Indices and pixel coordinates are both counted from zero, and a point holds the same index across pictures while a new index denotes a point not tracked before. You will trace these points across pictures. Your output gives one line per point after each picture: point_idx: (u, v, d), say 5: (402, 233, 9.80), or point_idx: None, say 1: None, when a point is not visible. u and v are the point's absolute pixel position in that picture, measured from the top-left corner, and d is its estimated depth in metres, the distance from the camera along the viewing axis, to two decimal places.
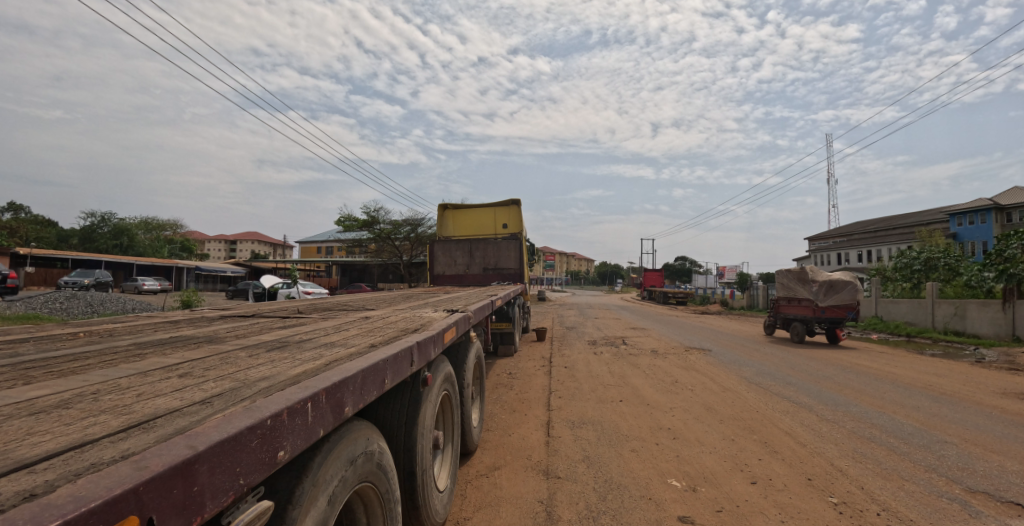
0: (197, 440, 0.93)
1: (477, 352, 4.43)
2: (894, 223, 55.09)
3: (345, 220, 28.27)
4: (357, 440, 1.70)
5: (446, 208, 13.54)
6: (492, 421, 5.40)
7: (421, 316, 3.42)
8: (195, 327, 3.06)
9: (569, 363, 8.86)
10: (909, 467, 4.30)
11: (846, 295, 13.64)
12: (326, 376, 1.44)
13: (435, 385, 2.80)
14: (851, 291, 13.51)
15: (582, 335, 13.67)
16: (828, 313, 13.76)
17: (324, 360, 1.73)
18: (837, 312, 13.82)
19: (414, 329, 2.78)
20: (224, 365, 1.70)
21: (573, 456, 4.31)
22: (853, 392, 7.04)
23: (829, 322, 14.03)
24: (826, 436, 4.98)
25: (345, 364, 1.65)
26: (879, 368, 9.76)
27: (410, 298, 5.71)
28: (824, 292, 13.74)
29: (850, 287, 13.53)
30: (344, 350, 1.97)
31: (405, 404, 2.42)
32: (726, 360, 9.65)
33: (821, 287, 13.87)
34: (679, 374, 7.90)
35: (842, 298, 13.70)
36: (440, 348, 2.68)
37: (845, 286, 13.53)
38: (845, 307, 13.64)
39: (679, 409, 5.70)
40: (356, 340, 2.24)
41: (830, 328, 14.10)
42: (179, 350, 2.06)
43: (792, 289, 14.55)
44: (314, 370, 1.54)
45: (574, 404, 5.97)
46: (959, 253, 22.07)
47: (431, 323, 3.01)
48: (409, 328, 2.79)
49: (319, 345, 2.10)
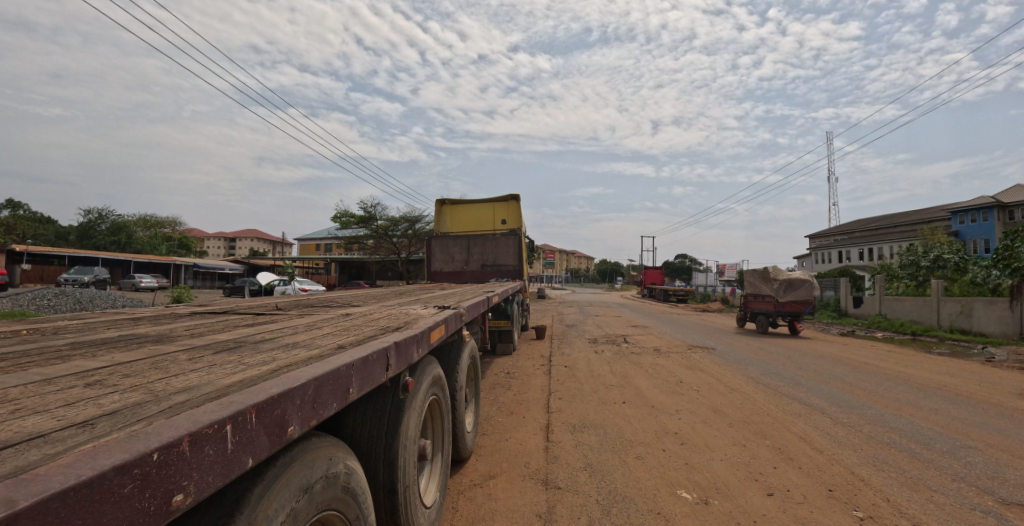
0: (24, 491, 0.63)
1: (471, 350, 4.13)
2: (895, 221, 54.68)
3: (343, 216, 28.00)
4: (315, 461, 1.40)
5: (443, 203, 13.24)
6: (488, 425, 5.11)
7: (408, 313, 3.11)
8: (155, 324, 2.75)
9: (570, 362, 8.54)
10: (936, 476, 4.02)
11: (804, 291, 14.42)
12: (262, 386, 1.13)
13: (419, 389, 2.49)
14: (808, 288, 14.30)
15: (583, 333, 13.37)
16: (787, 308, 14.55)
17: (274, 365, 1.42)
18: (796, 307, 14.62)
19: (398, 327, 2.47)
20: (151, 371, 1.38)
21: (574, 463, 4.02)
22: (865, 394, 6.76)
23: (789, 317, 14.81)
24: (843, 441, 4.70)
25: (294, 370, 1.34)
26: (891, 367, 9.42)
27: (402, 294, 5.40)
28: (783, 288, 14.50)
29: (807, 285, 14.31)
30: (305, 352, 1.65)
31: (382, 413, 2.12)
32: (731, 359, 9.32)
33: (780, 284, 14.64)
34: (684, 374, 7.58)
35: (801, 295, 14.45)
36: (425, 349, 2.37)
37: (803, 284, 14.28)
38: (803, 302, 14.45)
39: (687, 412, 5.40)
40: (323, 340, 1.92)
41: (790, 321, 14.91)
42: (113, 351, 1.75)
43: (756, 286, 15.35)
44: (252, 379, 1.23)
45: (576, 406, 5.66)
46: (966, 251, 21.67)
47: (417, 321, 2.70)
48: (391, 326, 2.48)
49: (276, 346, 1.78)
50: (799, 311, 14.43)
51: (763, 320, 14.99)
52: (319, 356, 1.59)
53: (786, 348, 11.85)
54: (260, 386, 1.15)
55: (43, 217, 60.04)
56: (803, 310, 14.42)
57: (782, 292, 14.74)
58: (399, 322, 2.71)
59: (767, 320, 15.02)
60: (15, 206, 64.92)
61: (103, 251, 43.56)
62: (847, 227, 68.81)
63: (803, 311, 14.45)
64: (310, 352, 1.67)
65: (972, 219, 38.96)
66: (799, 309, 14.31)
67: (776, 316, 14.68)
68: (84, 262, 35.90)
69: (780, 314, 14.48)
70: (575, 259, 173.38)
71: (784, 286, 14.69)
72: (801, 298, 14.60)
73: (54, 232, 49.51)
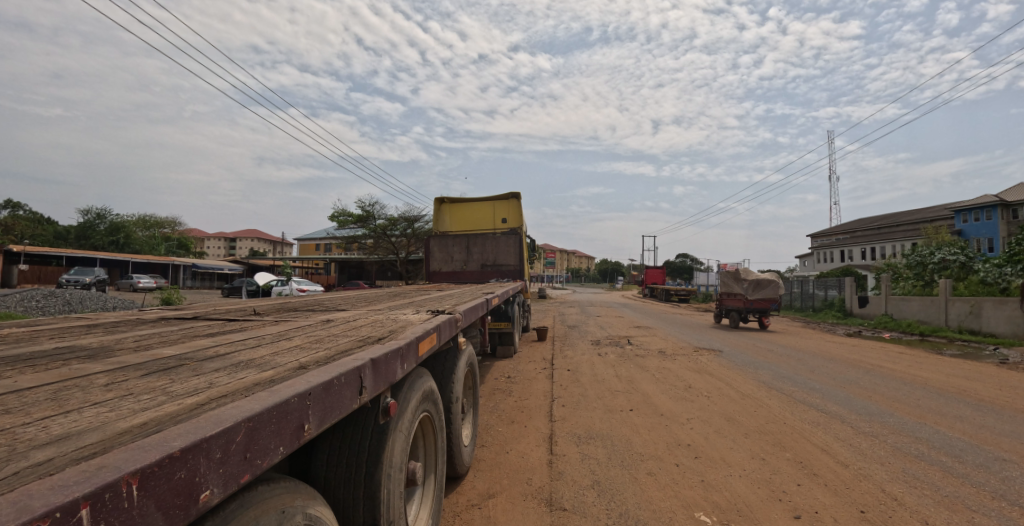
0: None
1: (469, 358, 3.82)
2: (899, 220, 54.22)
3: (341, 216, 27.66)
4: (264, 518, 1.10)
5: (443, 202, 12.94)
6: (488, 435, 4.80)
7: (396, 319, 2.78)
8: (112, 332, 2.46)
9: (573, 366, 8.22)
10: (974, 494, 3.69)
11: (770, 290, 15.79)
12: (158, 441, 0.82)
13: (407, 409, 2.17)
14: (774, 287, 15.57)
15: (585, 335, 13.05)
16: (754, 305, 15.96)
17: (199, 399, 1.11)
18: (764, 303, 15.94)
19: (381, 336, 2.13)
20: (45, 405, 1.08)
21: (580, 480, 3.69)
22: (884, 399, 6.43)
23: (757, 313, 16.09)
24: (868, 453, 4.38)
25: (220, 407, 1.03)
26: (905, 370, 9.09)
27: (396, 295, 5.09)
28: (751, 287, 15.87)
29: (773, 284, 15.58)
30: (251, 375, 1.34)
31: (360, 439, 1.83)
32: (740, 362, 8.98)
33: (748, 283, 15.99)
34: (692, 378, 7.24)
35: (767, 293, 15.74)
36: (412, 363, 2.05)
37: (770, 284, 15.62)
38: (770, 300, 15.74)
39: (699, 421, 5.06)
40: (283, 357, 1.61)
41: (758, 317, 16.32)
42: (26, 372, 1.44)
43: (728, 285, 16.60)
44: (153, 425, 0.93)
45: (581, 414, 5.34)
46: (972, 250, 21.34)
47: (405, 329, 2.37)
48: (373, 336, 2.14)
49: (220, 366, 1.47)
50: (765, 308, 15.82)
51: (734, 315, 16.39)
52: (266, 381, 1.26)
53: (795, 350, 11.51)
54: (158, 438, 0.84)
55: (43, 217, 59.99)
56: (770, 307, 15.77)
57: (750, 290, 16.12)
58: (385, 329, 2.38)
59: (737, 315, 16.44)
60: (15, 207, 64.90)
61: (101, 251, 43.33)
62: (849, 227, 68.32)
63: (769, 307, 15.74)
64: (259, 374, 1.35)
65: (976, 218, 38.58)
66: (765, 307, 15.71)
67: (745, 312, 16.02)
68: (83, 263, 35.71)
69: (750, 310, 15.75)
70: (575, 259, 173.39)
71: (752, 286, 16.07)
72: (768, 295, 15.95)
73: (52, 232, 49.25)
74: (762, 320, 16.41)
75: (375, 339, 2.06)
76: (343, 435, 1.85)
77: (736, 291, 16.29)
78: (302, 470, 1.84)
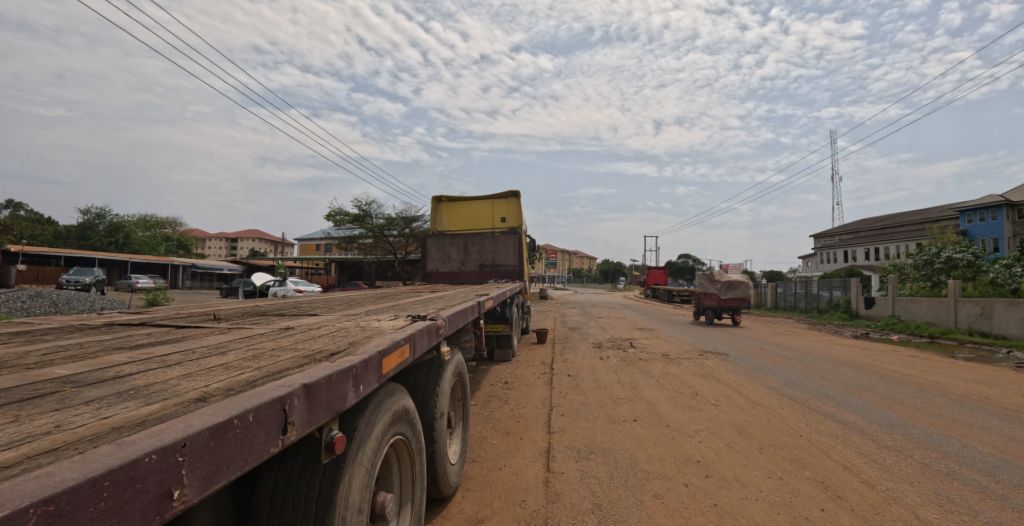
0: None
1: (457, 367, 3.48)
2: (902, 221, 53.67)
3: (338, 215, 27.33)
4: None
5: (441, 201, 12.57)
6: (480, 448, 4.43)
7: (368, 325, 2.43)
8: (35, 342, 2.14)
9: (573, 371, 7.85)
10: (1017, 519, 3.31)
11: (742, 290, 16.99)
12: None
13: (371, 435, 1.83)
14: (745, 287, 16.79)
15: (586, 337, 12.68)
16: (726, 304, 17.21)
17: (6, 460, 0.77)
18: (735, 302, 17.12)
19: (337, 349, 1.78)
20: None
21: (578, 504, 3.32)
22: (903, 408, 6.07)
23: (729, 311, 17.27)
24: (895, 472, 4.02)
25: (14, 482, 0.69)
26: (921, 375, 8.66)
27: (384, 298, 4.78)
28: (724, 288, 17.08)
29: (744, 284, 16.83)
30: (119, 416, 1.00)
31: (306, 473, 1.51)
32: (748, 367, 8.58)
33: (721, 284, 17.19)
34: (698, 385, 6.86)
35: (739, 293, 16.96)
36: (373, 383, 1.71)
37: (740, 285, 16.84)
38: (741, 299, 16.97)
39: (708, 433, 4.70)
40: (189, 383, 1.27)
41: (731, 315, 17.54)
42: None
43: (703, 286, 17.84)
44: None
45: (581, 425, 4.98)
46: (979, 250, 20.87)
47: (371, 338, 2.02)
48: (327, 348, 1.79)
49: (94, 399, 1.14)
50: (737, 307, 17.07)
51: (709, 313, 17.59)
52: (132, 426, 0.93)
53: (802, 353, 11.08)
54: None
55: (43, 217, 59.90)
56: (741, 306, 16.91)
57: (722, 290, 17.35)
58: (348, 337, 2.04)
59: (711, 313, 17.65)
60: (16, 207, 64.95)
61: (102, 251, 43.21)
62: (852, 227, 67.66)
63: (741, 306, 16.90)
64: (131, 414, 1.01)
65: (981, 219, 37.97)
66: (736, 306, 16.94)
67: (719, 311, 17.20)
68: (81, 262, 35.52)
69: (723, 308, 16.93)
70: (576, 260, 173.40)
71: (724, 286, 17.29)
72: (739, 295, 17.15)
73: (53, 232, 49.09)
74: (735, 318, 17.62)
75: (327, 353, 1.70)
76: (289, 461, 1.54)
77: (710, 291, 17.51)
78: (243, 502, 1.55)
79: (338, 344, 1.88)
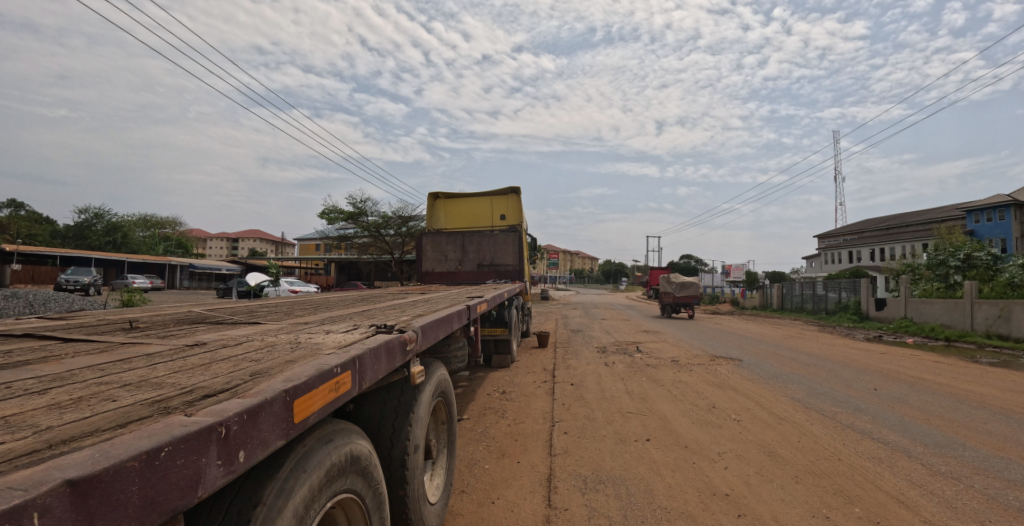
0: None
1: (438, 386, 2.89)
2: (908, 221, 52.76)
3: (331, 213, 26.53)
4: None
5: (437, 198, 11.92)
6: (471, 475, 3.82)
7: (309, 340, 1.83)
8: None
9: (576, 379, 7.22)
10: None
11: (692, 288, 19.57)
12: None
13: (284, 515, 1.22)
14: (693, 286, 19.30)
15: (590, 340, 12.05)
16: (681, 300, 20.02)
17: None
18: (688, 299, 19.65)
19: (220, 385, 1.18)
20: None
21: None
22: (944, 423, 5.43)
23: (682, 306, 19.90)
24: (958, 506, 3.42)
25: None
26: (952, 384, 7.96)
27: (362, 301, 4.22)
28: (677, 287, 19.92)
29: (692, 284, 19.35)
30: None
31: None
32: (764, 374, 7.96)
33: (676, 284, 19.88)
34: (713, 395, 6.23)
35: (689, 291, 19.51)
36: (276, 441, 1.12)
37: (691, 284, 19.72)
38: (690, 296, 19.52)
39: (734, 457, 4.07)
40: None
41: (688, 309, 19.97)
42: None
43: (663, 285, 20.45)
44: None
45: (586, 446, 4.37)
46: (995, 250, 20.05)
47: (295, 362, 1.41)
48: (208, 383, 1.20)
49: None
50: (689, 302, 19.96)
51: (668, 309, 20.25)
52: None
53: (819, 358, 10.43)
54: None
55: (41, 217, 59.23)
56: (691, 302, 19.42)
57: (677, 289, 20.19)
58: (259, 362, 1.43)
59: (670, 308, 20.43)
60: (17, 206, 64.63)
61: (100, 251, 42.71)
62: (856, 227, 66.71)
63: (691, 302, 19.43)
64: None
65: (988, 219, 37.12)
66: (689, 302, 19.70)
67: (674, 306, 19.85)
68: (78, 263, 35.17)
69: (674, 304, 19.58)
70: (578, 261, 173.37)
71: (679, 285, 20.09)
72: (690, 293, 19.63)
73: (50, 232, 48.44)
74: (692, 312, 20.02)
75: (194, 395, 1.10)
76: None
77: (667, 290, 20.35)
78: None
79: (234, 374, 1.28)
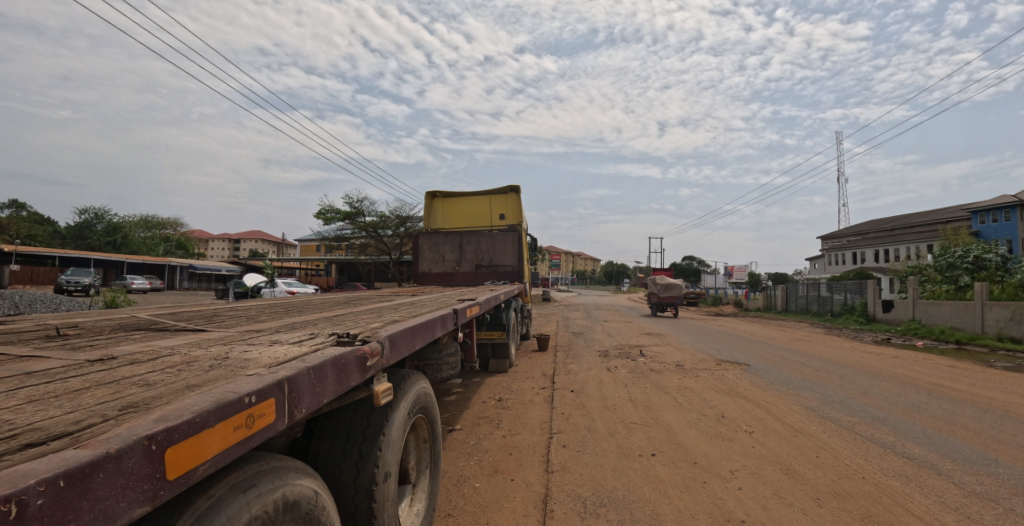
0: None
1: (419, 400, 2.55)
2: (913, 221, 52.02)
3: (328, 212, 26.21)
4: None
5: (435, 197, 11.59)
6: (459, 496, 3.47)
7: (242, 356, 1.52)
8: None
9: (577, 386, 6.86)
10: None
11: (676, 289, 20.70)
12: None
13: None
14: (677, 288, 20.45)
15: (591, 344, 11.68)
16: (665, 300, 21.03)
17: None
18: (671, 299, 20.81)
19: (59, 430, 0.87)
20: None
21: None
22: (972, 436, 5.04)
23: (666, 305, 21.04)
24: None
25: None
26: (972, 390, 7.56)
27: (343, 304, 3.89)
28: (662, 288, 21.16)
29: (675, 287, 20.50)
30: None
31: None
32: (773, 380, 7.59)
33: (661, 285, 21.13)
34: (722, 404, 5.88)
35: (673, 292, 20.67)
36: (129, 510, 0.80)
37: (675, 285, 21.06)
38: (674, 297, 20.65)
39: (748, 476, 3.71)
40: None
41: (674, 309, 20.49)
42: None
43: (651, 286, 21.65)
44: None
45: (587, 462, 4.01)
46: (1005, 251, 19.53)
47: (197, 392, 1.10)
48: (48, 425, 0.90)
49: None
50: (673, 302, 21.04)
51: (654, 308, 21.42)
52: None
53: (828, 362, 10.04)
54: None
55: (42, 218, 59.22)
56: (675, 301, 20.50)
57: (663, 290, 21.27)
58: (148, 390, 1.14)
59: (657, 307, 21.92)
60: (20, 207, 64.69)
61: (100, 252, 42.53)
62: (860, 228, 66.08)
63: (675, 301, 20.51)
64: None
65: (995, 219, 36.42)
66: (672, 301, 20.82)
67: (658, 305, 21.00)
68: (78, 265, 35.02)
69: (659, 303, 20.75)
70: (581, 261, 173.11)
71: (664, 286, 21.24)
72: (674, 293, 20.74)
73: (52, 233, 48.35)
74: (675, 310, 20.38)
75: (11, 445, 0.80)
76: None
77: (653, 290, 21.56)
78: None
79: (97, 409, 0.98)
